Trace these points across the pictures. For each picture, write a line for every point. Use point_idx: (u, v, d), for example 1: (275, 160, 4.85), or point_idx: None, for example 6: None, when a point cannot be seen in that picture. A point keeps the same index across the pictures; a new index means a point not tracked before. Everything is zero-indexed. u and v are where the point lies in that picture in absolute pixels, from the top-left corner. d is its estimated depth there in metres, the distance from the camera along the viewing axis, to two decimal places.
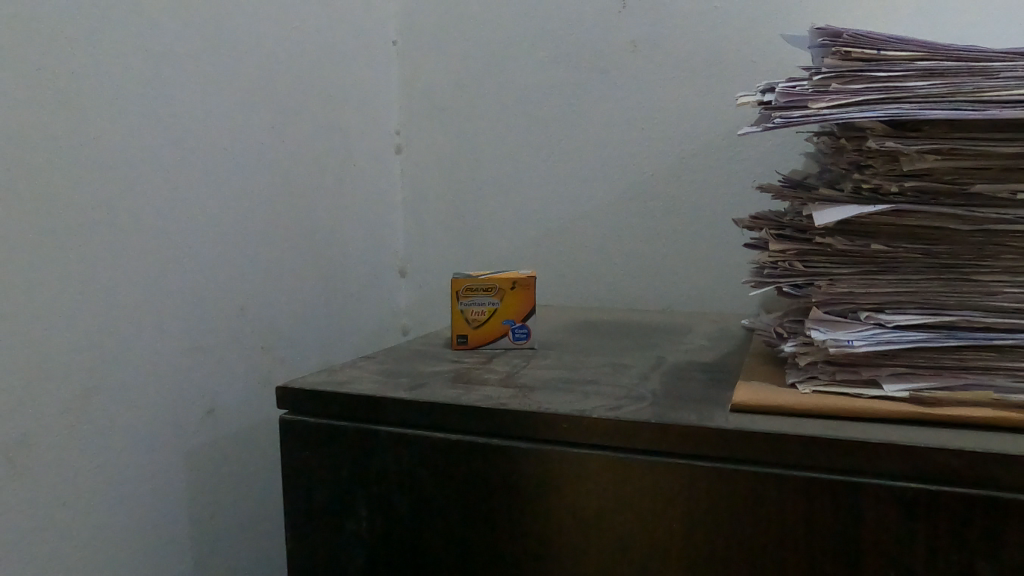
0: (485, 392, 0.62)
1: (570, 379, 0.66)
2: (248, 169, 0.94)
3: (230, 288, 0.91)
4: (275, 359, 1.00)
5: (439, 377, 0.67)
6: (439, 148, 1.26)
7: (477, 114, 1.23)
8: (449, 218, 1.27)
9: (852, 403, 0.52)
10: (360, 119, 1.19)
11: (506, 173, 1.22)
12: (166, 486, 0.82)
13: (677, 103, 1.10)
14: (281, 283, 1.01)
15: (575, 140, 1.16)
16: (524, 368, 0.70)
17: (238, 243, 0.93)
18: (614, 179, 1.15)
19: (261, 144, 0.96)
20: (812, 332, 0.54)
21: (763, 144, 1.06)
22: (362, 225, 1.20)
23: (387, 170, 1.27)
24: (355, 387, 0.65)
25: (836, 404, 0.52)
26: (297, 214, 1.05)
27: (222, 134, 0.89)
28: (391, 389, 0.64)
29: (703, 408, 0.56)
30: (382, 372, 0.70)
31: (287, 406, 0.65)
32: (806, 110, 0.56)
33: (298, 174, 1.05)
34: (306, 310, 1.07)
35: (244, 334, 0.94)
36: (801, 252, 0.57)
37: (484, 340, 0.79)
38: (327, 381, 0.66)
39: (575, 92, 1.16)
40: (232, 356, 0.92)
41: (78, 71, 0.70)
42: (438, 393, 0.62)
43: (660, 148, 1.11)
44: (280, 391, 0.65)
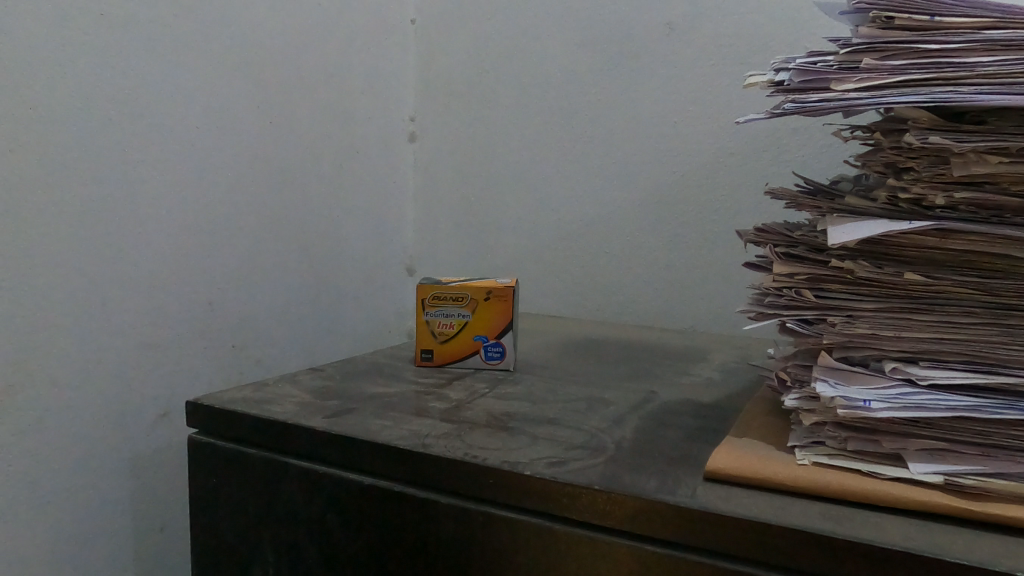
0: (415, 428, 0.51)
1: (526, 417, 0.54)
2: (233, 149, 0.85)
3: (204, 281, 0.82)
4: (254, 360, 0.90)
5: (376, 402, 0.57)
6: (456, 138, 1.16)
7: (498, 101, 1.12)
8: (462, 214, 1.16)
9: (866, 485, 0.39)
10: (372, 103, 1.10)
11: (525, 167, 1.11)
12: (107, 496, 0.72)
13: (717, 93, 0.96)
14: (270, 277, 0.92)
15: (603, 133, 1.04)
16: (482, 397, 0.59)
17: (219, 230, 0.83)
18: (643, 179, 1.02)
19: (250, 123, 0.87)
20: (816, 385, 0.41)
21: (816, 142, 0.90)
22: (367, 218, 1.11)
23: (399, 160, 1.17)
24: (272, 409, 0.55)
25: (841, 484, 0.39)
26: (295, 202, 0.96)
27: (201, 110, 0.79)
28: (314, 415, 0.53)
29: (673, 474, 0.43)
30: (315, 391, 0.59)
31: (198, 425, 0.56)
32: (827, 92, 0.42)
33: (297, 160, 0.95)
34: (297, 307, 0.97)
35: (218, 332, 0.84)
36: (813, 279, 0.44)
37: (452, 358, 0.68)
38: (246, 399, 0.56)
39: (605, 79, 1.03)
40: (202, 356, 0.82)
41: (19, 24, 0.61)
42: (362, 423, 0.51)
43: (697, 145, 0.98)
44: (191, 406, 0.56)
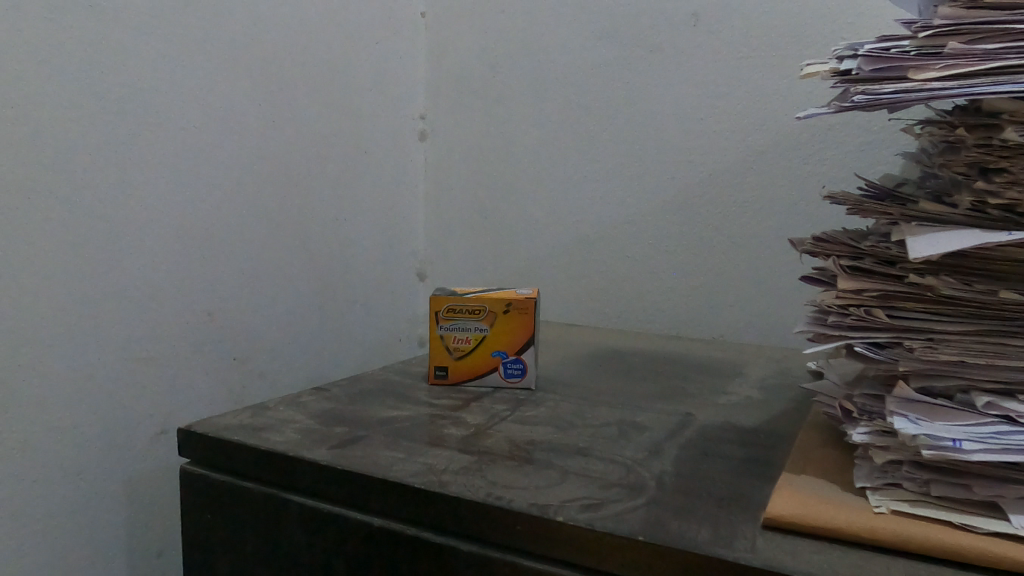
0: (430, 462, 0.45)
1: (554, 447, 0.48)
2: (235, 148, 0.79)
3: (204, 291, 0.77)
4: (257, 372, 0.85)
5: (387, 429, 0.51)
6: (468, 136, 1.10)
7: (512, 97, 1.07)
8: (475, 216, 1.11)
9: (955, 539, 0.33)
10: (380, 100, 1.04)
11: (542, 167, 1.05)
12: (100, 522, 0.67)
13: (747, 87, 0.90)
14: (273, 286, 0.87)
15: (624, 131, 0.99)
16: (502, 422, 0.54)
17: (220, 235, 0.78)
18: (668, 179, 0.96)
19: (253, 121, 0.82)
20: (895, 420, 0.36)
21: (853, 139, 0.85)
22: (375, 221, 1.05)
23: (409, 160, 1.12)
24: (272, 437, 0.49)
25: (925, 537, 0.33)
26: (301, 206, 0.91)
27: (198, 109, 0.74)
28: (318, 445, 0.48)
29: (728, 522, 0.37)
30: (321, 415, 0.54)
31: (191, 455, 0.50)
32: (904, 82, 0.37)
33: (302, 161, 0.90)
34: (303, 316, 0.92)
35: (218, 344, 0.79)
36: (885, 296, 0.38)
37: (468, 376, 0.63)
38: (244, 427, 0.51)
39: (626, 74, 0.98)
40: (201, 371, 0.77)
41: None
42: (371, 456, 0.46)
43: (725, 143, 0.92)
44: (183, 434, 0.50)
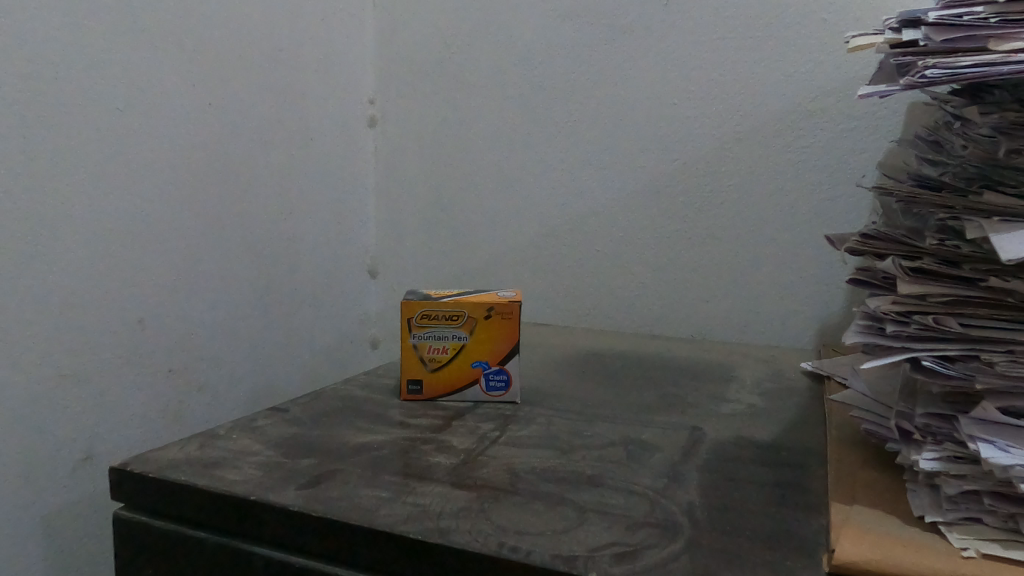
0: (421, 502, 0.38)
1: (561, 479, 0.42)
2: (166, 134, 0.70)
3: (133, 296, 0.67)
4: (196, 386, 0.76)
5: (363, 460, 0.44)
6: (421, 122, 1.03)
7: (470, 81, 0.99)
8: (431, 209, 1.04)
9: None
10: (326, 83, 0.96)
11: (502, 156, 0.98)
12: (14, 567, 0.58)
13: (723, 72, 0.86)
14: (214, 289, 0.78)
15: (591, 118, 0.93)
16: (494, 445, 0.47)
17: (150, 231, 0.69)
18: (639, 168, 0.91)
19: (188, 103, 0.72)
20: (980, 446, 0.31)
21: (834, 126, 0.81)
22: (323, 215, 0.97)
23: (357, 149, 1.04)
24: (227, 475, 0.41)
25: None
26: (242, 200, 0.82)
27: (121, 89, 0.64)
28: (284, 484, 0.40)
29: (789, 571, 0.32)
30: (282, 444, 0.46)
31: (125, 500, 0.42)
32: (986, 54, 0.31)
33: (244, 149, 0.81)
34: (246, 322, 0.83)
35: (150, 355, 0.70)
36: (956, 304, 0.34)
37: (445, 390, 0.56)
38: (192, 463, 0.43)
39: (594, 56, 0.92)
40: (131, 388, 0.68)
41: None
42: (350, 496, 0.39)
43: (699, 130, 0.87)
44: (115, 474, 0.42)
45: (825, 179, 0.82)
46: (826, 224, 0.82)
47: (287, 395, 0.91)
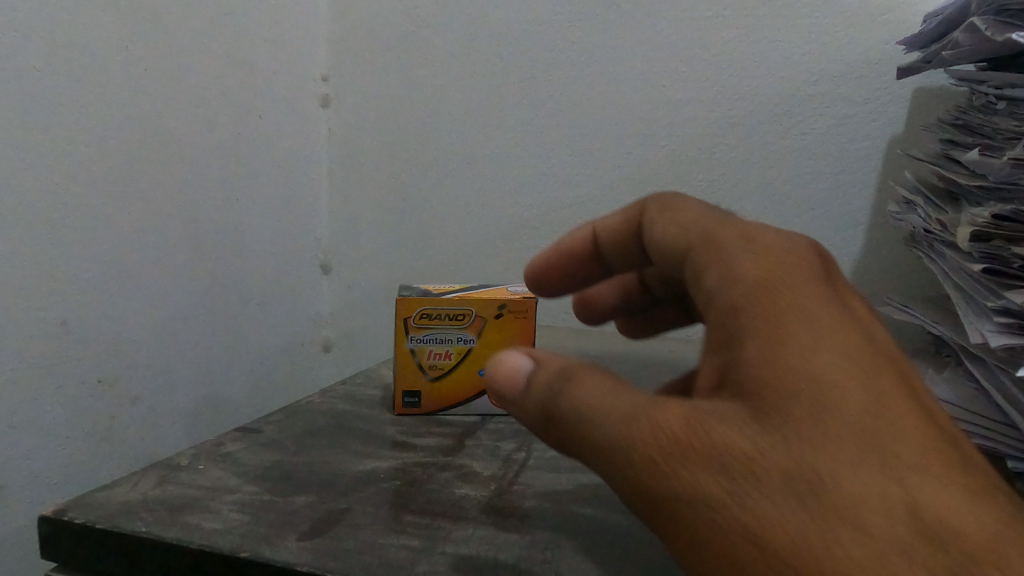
0: (468, 554, 0.30)
1: (624, 522, 0.35)
2: (94, 98, 0.59)
3: (49, 293, 0.56)
4: (131, 398, 0.64)
5: (375, 495, 0.36)
6: (382, 102, 0.93)
7: (435, 57, 0.91)
8: (391, 198, 0.94)
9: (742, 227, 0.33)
10: (277, 55, 0.85)
11: (470, 139, 0.90)
12: None
13: (715, 52, 0.80)
14: (151, 286, 0.67)
15: (573, 100, 0.86)
16: (525, 474, 0.40)
17: (75, 216, 0.58)
18: (624, 155, 0.84)
19: (119, 65, 0.61)
20: None
21: (837, 112, 0.76)
22: (272, 203, 0.87)
23: (309, 130, 0.93)
24: (203, 522, 0.32)
25: (788, 249, 0.31)
26: (186, 182, 0.71)
27: (37, 44, 0.53)
28: (281, 532, 0.31)
29: None
30: (267, 477, 0.37)
31: (62, 559, 0.32)
32: None
33: (187, 122, 0.70)
34: (190, 324, 0.72)
35: (74, 362, 0.58)
36: None
37: (448, 403, 0.49)
38: (153, 507, 0.33)
39: (575, 32, 0.85)
40: (51, 402, 0.57)
41: None
42: (373, 547, 0.30)
43: (689, 115, 0.81)
44: (47, 525, 0.31)
45: (826, 168, 0.77)
46: (824, 216, 0.78)
47: (233, 406, 0.80)
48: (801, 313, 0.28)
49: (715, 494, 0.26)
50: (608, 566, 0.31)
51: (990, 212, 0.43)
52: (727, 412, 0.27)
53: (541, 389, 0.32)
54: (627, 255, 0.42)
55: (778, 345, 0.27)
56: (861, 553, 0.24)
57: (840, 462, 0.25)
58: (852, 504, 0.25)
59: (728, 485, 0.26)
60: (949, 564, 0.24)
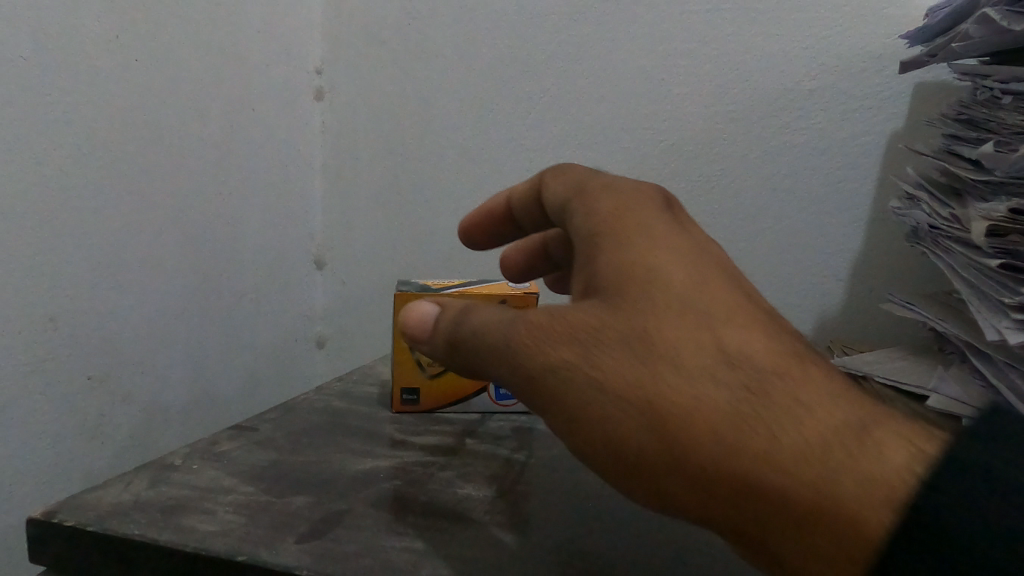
0: (472, 557, 0.29)
1: (631, 525, 0.34)
2: (84, 88, 0.57)
3: (38, 288, 0.55)
4: (122, 395, 0.63)
5: (375, 495, 0.35)
6: (377, 94, 0.92)
7: (431, 50, 0.89)
8: (386, 192, 0.93)
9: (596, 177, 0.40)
10: (270, 47, 0.84)
11: (466, 133, 0.89)
12: None
13: (715, 45, 0.79)
14: (142, 281, 0.65)
15: (570, 94, 0.85)
16: (527, 474, 0.39)
17: (64, 209, 0.56)
18: (622, 150, 0.84)
19: (110, 55, 0.60)
20: None
21: (838, 107, 0.75)
22: (265, 198, 0.85)
23: (302, 123, 0.92)
24: (198, 523, 0.31)
25: (634, 186, 0.38)
26: (178, 175, 0.69)
27: (25, 34, 0.52)
28: (278, 534, 0.30)
29: None
30: (263, 477, 0.36)
31: (50, 562, 0.30)
32: None
33: (178, 114, 0.69)
34: (181, 320, 0.71)
35: (64, 359, 0.57)
36: None
37: (446, 401, 0.48)
38: (146, 508, 0.32)
39: (573, 25, 0.83)
40: (40, 400, 0.55)
41: None
42: (374, 550, 0.29)
43: (689, 109, 0.81)
44: (36, 527, 0.30)
45: (826, 164, 0.76)
46: (824, 212, 0.77)
47: (226, 403, 0.79)
48: (638, 226, 0.35)
49: (577, 362, 0.31)
50: (615, 570, 0.30)
51: (1005, 207, 0.42)
52: (582, 302, 0.33)
53: (447, 318, 0.38)
54: (536, 221, 0.46)
55: (619, 248, 0.34)
56: (688, 387, 0.29)
57: (654, 315, 0.31)
58: (666, 346, 0.30)
59: (579, 350, 0.32)
60: (753, 384, 0.29)
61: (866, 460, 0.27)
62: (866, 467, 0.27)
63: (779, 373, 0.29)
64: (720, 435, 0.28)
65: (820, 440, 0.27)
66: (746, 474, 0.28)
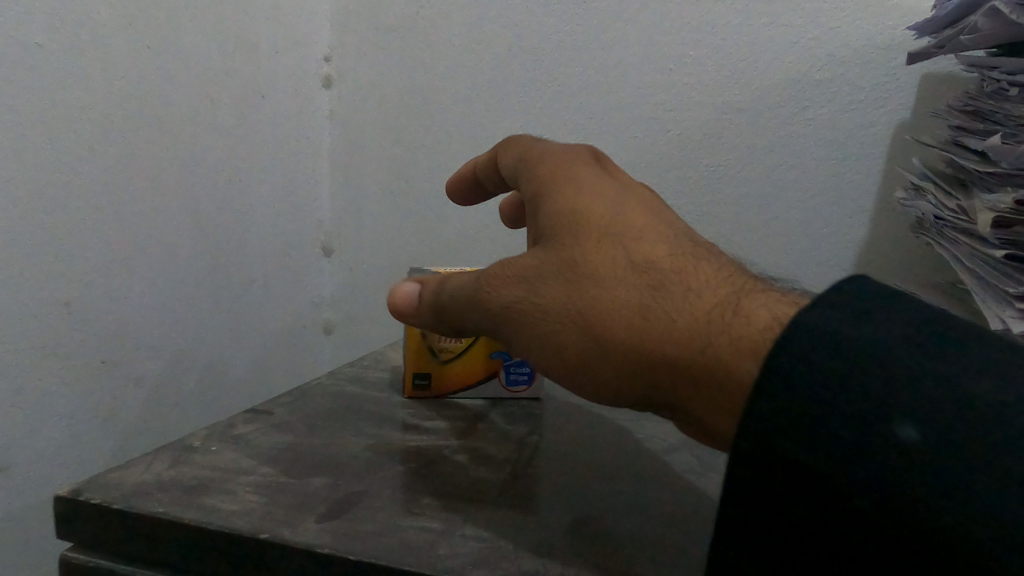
0: (487, 537, 0.30)
1: (641, 508, 0.35)
2: (96, 75, 0.58)
3: (53, 273, 0.55)
4: (133, 378, 0.64)
5: (390, 478, 0.36)
6: (385, 82, 0.93)
7: (439, 38, 0.90)
8: (394, 180, 0.94)
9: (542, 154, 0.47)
10: (279, 35, 0.85)
11: (474, 122, 0.90)
12: None
13: (723, 35, 0.79)
14: (153, 266, 0.66)
15: (578, 84, 0.85)
16: (538, 458, 0.40)
17: (77, 195, 0.57)
18: (629, 139, 0.84)
19: (122, 42, 0.60)
20: None
21: (844, 97, 0.76)
22: (274, 185, 0.86)
23: (310, 111, 0.93)
24: (219, 503, 0.32)
25: (568, 151, 0.46)
26: (188, 162, 0.70)
27: (41, 19, 0.53)
28: (297, 514, 0.31)
29: None
30: (281, 459, 0.37)
31: (77, 538, 0.31)
32: None
33: (188, 101, 0.69)
34: (191, 306, 0.72)
35: (77, 343, 0.58)
36: None
37: (457, 387, 0.49)
38: (168, 487, 0.33)
39: (582, 14, 0.84)
40: (54, 383, 0.56)
41: None
42: (390, 530, 0.30)
43: (696, 99, 0.81)
44: (63, 505, 0.31)
45: (832, 154, 0.77)
46: (829, 202, 0.78)
47: (234, 388, 0.80)
48: (567, 185, 0.42)
49: (520, 294, 0.38)
50: (626, 551, 0.31)
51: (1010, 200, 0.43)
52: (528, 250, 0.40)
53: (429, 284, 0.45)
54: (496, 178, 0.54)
55: (552, 205, 0.41)
56: (599, 294, 0.35)
57: (574, 241, 0.38)
58: (580, 262, 0.37)
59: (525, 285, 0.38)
60: (653, 284, 0.34)
61: (737, 320, 0.31)
62: (733, 323, 0.31)
63: (674, 271, 0.35)
64: (630, 326, 0.34)
65: (702, 312, 0.32)
66: (651, 351, 0.33)
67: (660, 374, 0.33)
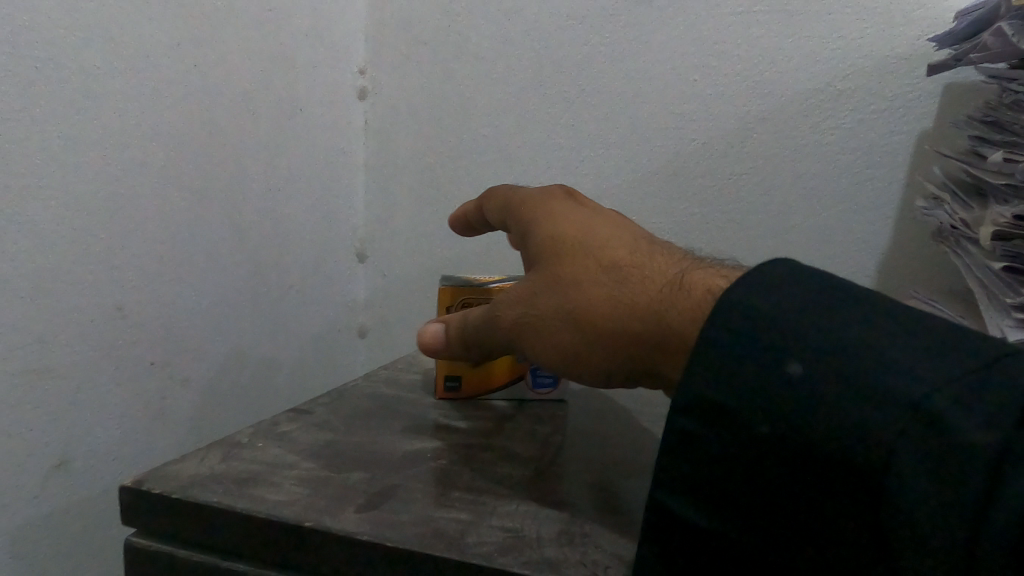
0: (512, 527, 0.33)
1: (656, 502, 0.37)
2: (149, 95, 0.62)
3: (109, 280, 0.59)
4: (181, 379, 0.68)
5: (422, 472, 0.38)
6: (417, 94, 0.96)
7: (470, 51, 0.93)
8: (426, 189, 0.97)
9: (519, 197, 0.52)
10: (317, 50, 0.88)
11: (503, 132, 0.92)
12: None
13: (747, 46, 0.81)
14: (199, 272, 0.70)
15: (605, 95, 0.87)
16: (560, 455, 0.42)
17: (132, 207, 0.61)
18: (655, 148, 0.86)
19: (171, 62, 0.64)
20: None
21: (866, 107, 0.77)
22: (312, 194, 0.90)
23: (346, 123, 0.96)
24: (267, 494, 0.35)
25: (542, 190, 0.51)
26: (231, 173, 0.74)
27: (99, 42, 0.56)
28: (338, 504, 0.34)
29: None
30: (322, 455, 0.40)
31: (141, 524, 0.35)
32: None
33: (231, 116, 0.73)
34: (234, 310, 0.76)
35: (130, 345, 0.62)
36: None
37: (486, 389, 0.52)
38: (221, 479, 0.36)
39: (609, 28, 0.86)
40: (110, 383, 0.60)
41: None
42: (423, 519, 0.33)
43: (720, 109, 0.83)
44: (129, 494, 0.34)
45: (854, 163, 0.78)
46: (852, 210, 0.79)
47: (274, 389, 0.83)
48: (543, 214, 0.46)
49: (520, 310, 0.42)
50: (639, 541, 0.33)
51: (1010, 214, 0.45)
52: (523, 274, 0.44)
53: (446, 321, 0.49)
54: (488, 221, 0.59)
55: (534, 233, 0.45)
56: (583, 292, 0.39)
57: (558, 255, 0.42)
58: (565, 270, 0.41)
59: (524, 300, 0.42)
60: (624, 274, 0.38)
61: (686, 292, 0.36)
62: (681, 297, 0.36)
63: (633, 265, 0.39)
64: (615, 316, 0.37)
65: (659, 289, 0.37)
66: (633, 331, 0.37)
67: (640, 344, 0.37)
